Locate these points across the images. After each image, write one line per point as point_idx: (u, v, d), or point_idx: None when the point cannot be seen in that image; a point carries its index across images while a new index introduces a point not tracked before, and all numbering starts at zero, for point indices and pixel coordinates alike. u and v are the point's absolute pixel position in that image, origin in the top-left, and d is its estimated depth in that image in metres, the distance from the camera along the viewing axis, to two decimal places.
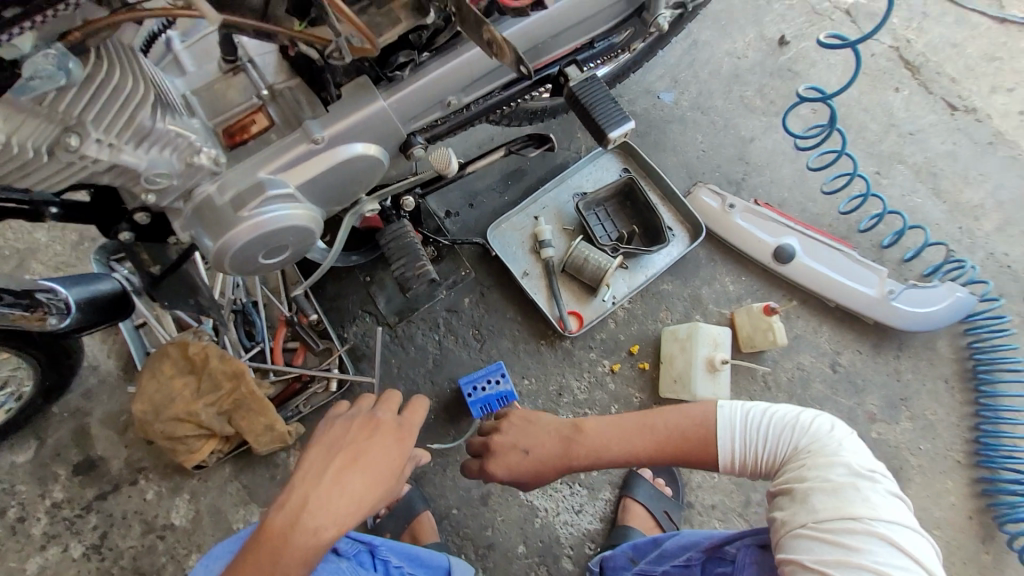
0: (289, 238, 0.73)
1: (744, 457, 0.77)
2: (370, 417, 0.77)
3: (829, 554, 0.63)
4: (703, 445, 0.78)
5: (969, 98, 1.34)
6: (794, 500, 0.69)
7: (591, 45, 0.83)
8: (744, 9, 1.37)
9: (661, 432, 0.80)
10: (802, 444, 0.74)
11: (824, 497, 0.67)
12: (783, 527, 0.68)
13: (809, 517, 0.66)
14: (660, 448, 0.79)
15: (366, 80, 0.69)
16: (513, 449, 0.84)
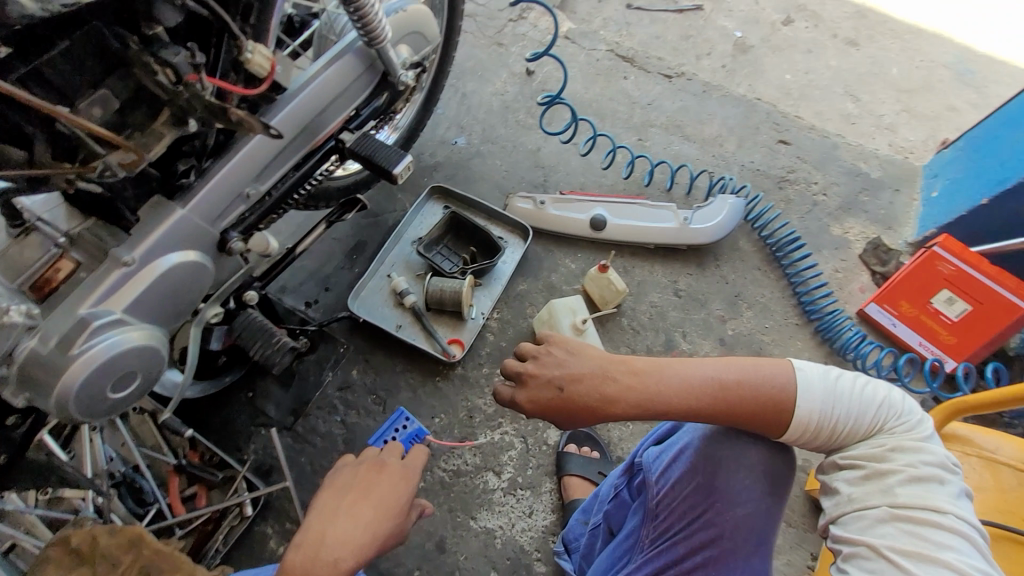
0: (132, 363, 0.76)
1: (816, 432, 0.66)
2: (376, 461, 0.76)
3: (904, 548, 0.57)
4: (776, 408, 0.66)
5: (677, 68, 1.75)
6: (864, 479, 0.63)
7: (358, 114, 0.99)
8: (491, 61, 1.69)
9: (732, 393, 0.67)
10: (892, 433, 0.65)
11: (903, 484, 0.60)
12: (840, 509, 0.63)
13: (883, 498, 0.60)
14: (723, 408, 0.68)
15: (160, 198, 0.77)
16: (551, 383, 0.73)
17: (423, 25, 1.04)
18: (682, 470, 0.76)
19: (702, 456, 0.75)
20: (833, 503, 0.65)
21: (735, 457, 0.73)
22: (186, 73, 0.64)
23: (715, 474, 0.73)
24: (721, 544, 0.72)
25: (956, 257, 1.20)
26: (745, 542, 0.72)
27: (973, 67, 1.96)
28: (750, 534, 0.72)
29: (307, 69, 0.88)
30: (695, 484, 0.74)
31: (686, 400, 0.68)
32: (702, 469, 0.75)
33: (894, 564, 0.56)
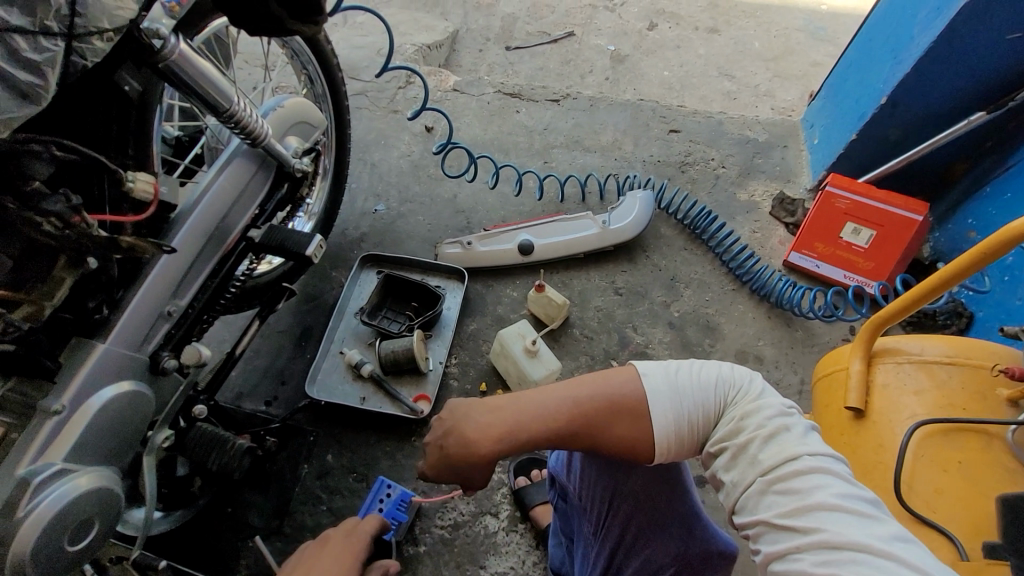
0: (85, 510, 0.75)
1: (680, 432, 0.63)
2: (322, 537, 0.76)
3: (788, 509, 0.54)
4: (636, 418, 0.63)
5: (562, 90, 1.88)
6: (734, 459, 0.60)
7: (263, 211, 1.04)
8: (390, 128, 1.79)
9: (591, 411, 0.64)
10: (736, 402, 0.63)
11: (763, 447, 0.58)
12: (730, 499, 0.59)
13: (754, 470, 0.57)
14: (586, 430, 0.64)
15: (78, 339, 0.78)
16: (434, 442, 0.69)
17: (307, 114, 1.11)
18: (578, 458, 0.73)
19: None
20: (725, 495, 0.60)
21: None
22: (71, 217, 0.66)
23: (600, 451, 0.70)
24: (640, 506, 0.67)
25: (847, 190, 1.32)
26: (663, 494, 0.67)
27: (822, 24, 2.19)
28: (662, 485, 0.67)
29: (199, 182, 0.92)
30: (593, 466, 0.71)
31: (553, 426, 0.64)
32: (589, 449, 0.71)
33: (784, 528, 0.53)
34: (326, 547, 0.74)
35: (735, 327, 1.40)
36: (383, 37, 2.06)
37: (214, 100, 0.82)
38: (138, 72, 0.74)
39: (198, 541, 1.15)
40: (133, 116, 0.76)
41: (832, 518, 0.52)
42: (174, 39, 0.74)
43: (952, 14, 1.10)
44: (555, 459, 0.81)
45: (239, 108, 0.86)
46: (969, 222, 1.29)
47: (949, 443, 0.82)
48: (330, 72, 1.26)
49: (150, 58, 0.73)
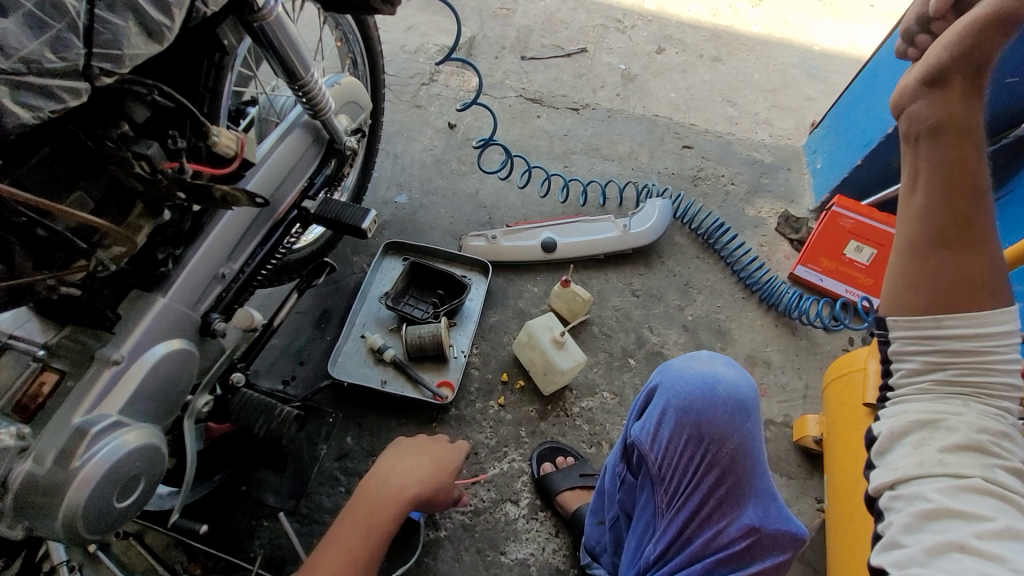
0: (135, 467, 0.73)
1: (984, 329, 0.55)
2: (428, 440, 0.99)
3: (984, 519, 0.48)
4: (985, 282, 0.57)
5: (581, 100, 1.95)
6: (960, 449, 0.52)
7: (311, 183, 1.04)
8: (413, 121, 1.81)
9: (975, 240, 0.58)
10: (1011, 411, 0.55)
11: (1001, 467, 0.51)
12: (917, 468, 0.53)
13: (979, 471, 0.50)
14: (956, 231, 0.58)
15: (138, 292, 0.77)
16: (973, 68, 0.60)
17: (357, 95, 1.12)
18: (669, 429, 0.74)
19: (681, 408, 0.74)
20: (909, 460, 0.54)
21: (708, 399, 0.73)
22: (161, 162, 0.66)
23: (700, 422, 0.72)
24: (727, 479, 0.71)
25: (851, 212, 1.41)
26: (747, 470, 0.72)
27: (815, 63, 2.21)
28: (748, 461, 0.72)
29: (260, 147, 0.92)
30: (687, 436, 0.73)
31: (960, 204, 0.59)
32: (686, 420, 0.73)
33: (966, 524, 0.48)
34: (435, 444, 0.99)
35: (744, 332, 1.47)
36: (406, 34, 2.07)
37: (293, 66, 0.84)
38: (233, 27, 0.76)
39: (211, 518, 1.13)
40: (212, 73, 0.76)
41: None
42: (274, 2, 0.76)
43: None
44: (631, 429, 0.81)
45: (313, 78, 0.88)
46: None
47: None
48: (374, 57, 1.28)
49: (248, 16, 0.74)
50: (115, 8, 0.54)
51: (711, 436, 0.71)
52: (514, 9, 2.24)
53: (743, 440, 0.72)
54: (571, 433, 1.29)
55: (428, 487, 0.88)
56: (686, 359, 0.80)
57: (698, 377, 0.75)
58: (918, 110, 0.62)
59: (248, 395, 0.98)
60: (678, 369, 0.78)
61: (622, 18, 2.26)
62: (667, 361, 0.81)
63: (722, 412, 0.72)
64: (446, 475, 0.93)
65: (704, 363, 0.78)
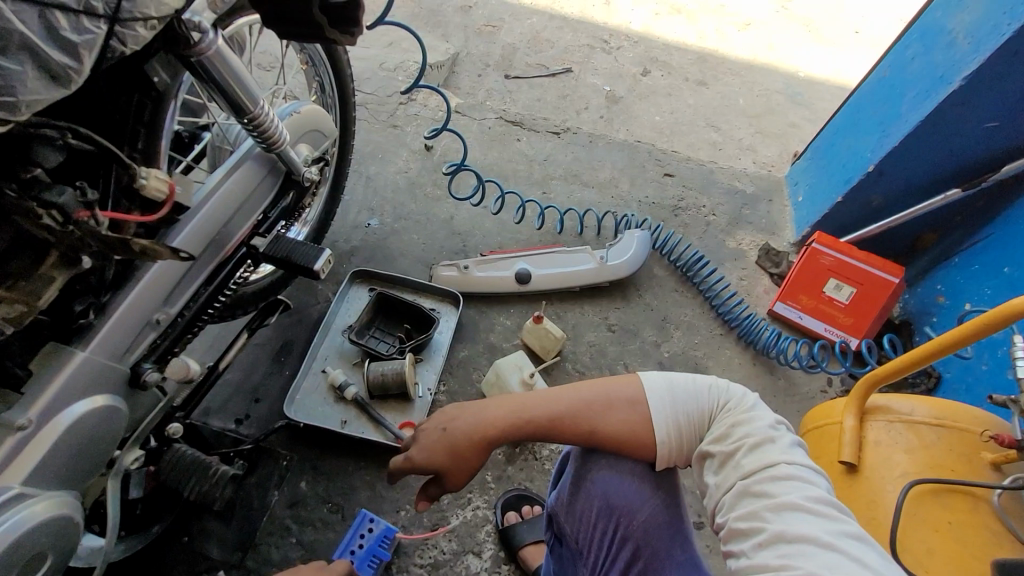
0: (41, 541, 0.67)
1: (660, 428, 0.64)
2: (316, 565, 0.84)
3: (758, 512, 0.54)
4: (630, 417, 0.65)
5: (563, 124, 1.91)
6: (720, 463, 0.60)
7: (266, 217, 0.97)
8: (389, 142, 1.75)
9: (592, 404, 0.67)
10: (729, 406, 0.64)
11: (747, 453, 0.58)
12: (710, 501, 0.60)
13: (735, 473, 0.58)
14: (584, 430, 0.66)
15: (55, 344, 0.70)
16: (434, 426, 0.73)
17: (320, 123, 1.06)
18: (581, 500, 0.70)
19: (589, 479, 0.69)
20: (706, 498, 0.61)
21: (614, 467, 0.68)
22: (75, 211, 0.60)
23: (606, 493, 0.67)
24: (643, 553, 0.65)
25: (831, 249, 1.38)
26: (664, 541, 0.65)
27: (799, 89, 2.20)
28: (664, 529, 0.65)
29: (205, 183, 0.85)
30: (596, 508, 0.68)
31: (560, 421, 0.67)
32: (595, 490, 0.69)
33: (751, 522, 0.54)
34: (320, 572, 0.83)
35: (722, 371, 1.43)
36: (385, 50, 2.02)
37: (238, 99, 0.79)
38: (167, 63, 0.72)
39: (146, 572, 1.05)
40: (148, 106, 0.72)
41: (800, 521, 0.51)
42: (213, 35, 0.72)
43: (940, 98, 1.20)
44: (550, 500, 0.78)
45: (262, 111, 0.82)
46: (938, 287, 1.38)
47: (939, 505, 0.82)
48: (342, 82, 1.22)
49: (183, 50, 0.71)
50: (6, 51, 0.49)
51: (619, 507, 0.66)
52: (499, 26, 2.20)
53: (657, 509, 0.66)
54: (539, 478, 1.23)
55: None
56: None
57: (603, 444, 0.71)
58: (454, 480, 0.73)
59: (180, 451, 0.91)
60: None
61: (608, 38, 2.23)
62: None
63: (629, 482, 0.67)
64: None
65: None
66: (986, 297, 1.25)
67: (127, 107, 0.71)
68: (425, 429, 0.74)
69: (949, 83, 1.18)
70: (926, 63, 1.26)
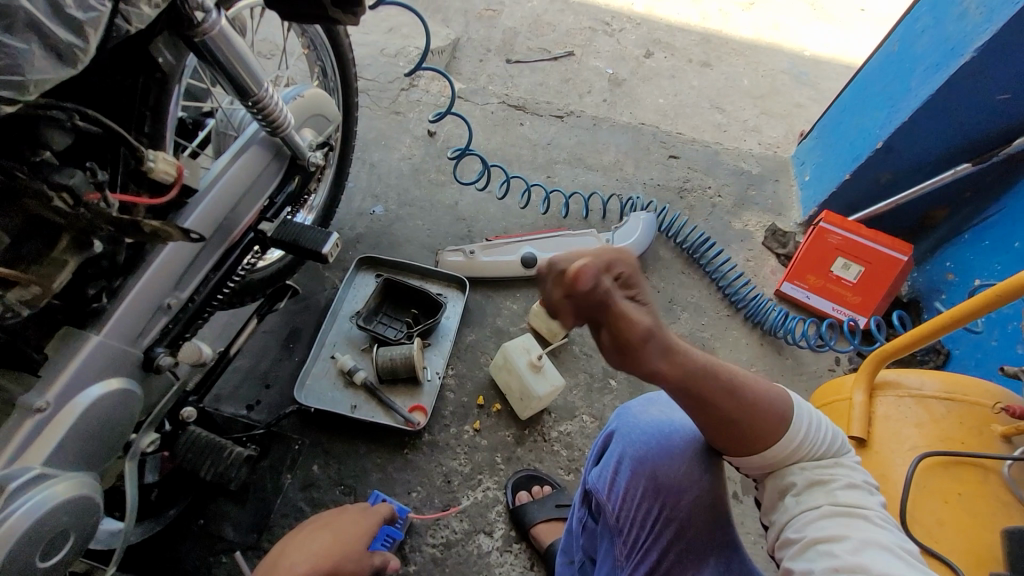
0: (64, 521, 0.68)
1: (793, 436, 0.62)
2: (338, 510, 0.96)
3: (845, 541, 0.55)
4: (780, 415, 0.62)
5: (567, 107, 1.90)
6: (808, 486, 0.61)
7: (272, 202, 0.96)
8: (391, 128, 1.75)
9: (756, 387, 0.62)
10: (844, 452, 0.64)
11: (843, 487, 0.60)
12: (785, 515, 0.61)
13: (825, 498, 0.59)
14: (737, 409, 0.61)
15: (69, 328, 0.71)
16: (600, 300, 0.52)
17: (323, 107, 1.05)
18: (626, 479, 0.71)
19: (636, 458, 0.71)
20: (781, 512, 0.62)
21: (663, 449, 0.70)
22: (85, 192, 0.61)
23: (655, 473, 0.69)
24: (687, 535, 0.67)
25: (839, 228, 1.37)
26: (709, 524, 0.67)
27: (804, 69, 2.16)
28: (710, 513, 0.68)
29: (211, 168, 0.84)
30: (643, 488, 0.69)
31: (732, 388, 0.61)
32: (642, 470, 0.70)
33: (834, 547, 0.55)
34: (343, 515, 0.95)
35: (730, 352, 1.43)
36: (386, 36, 2.00)
37: (245, 83, 0.79)
38: (171, 43, 0.72)
39: (164, 556, 1.07)
40: (153, 89, 0.73)
41: (886, 557, 0.53)
42: (215, 14, 0.72)
43: (950, 71, 1.19)
44: (589, 475, 0.79)
45: (267, 94, 0.83)
46: (948, 265, 1.37)
47: (949, 477, 0.82)
48: (345, 66, 1.21)
49: (187, 31, 0.71)
50: (14, 30, 0.49)
51: (668, 488, 0.68)
52: (499, 10, 2.17)
53: (704, 493, 0.68)
54: (548, 459, 1.24)
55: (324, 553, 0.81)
56: (645, 402, 0.78)
57: (653, 426, 0.73)
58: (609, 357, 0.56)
59: (196, 433, 0.93)
60: (634, 416, 0.75)
61: (610, 20, 2.21)
62: (626, 404, 0.78)
63: (679, 464, 0.69)
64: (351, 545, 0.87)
65: (663, 409, 0.75)
66: (995, 272, 1.24)
67: (131, 89, 0.71)
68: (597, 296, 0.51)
69: (960, 55, 1.17)
70: (937, 35, 1.24)
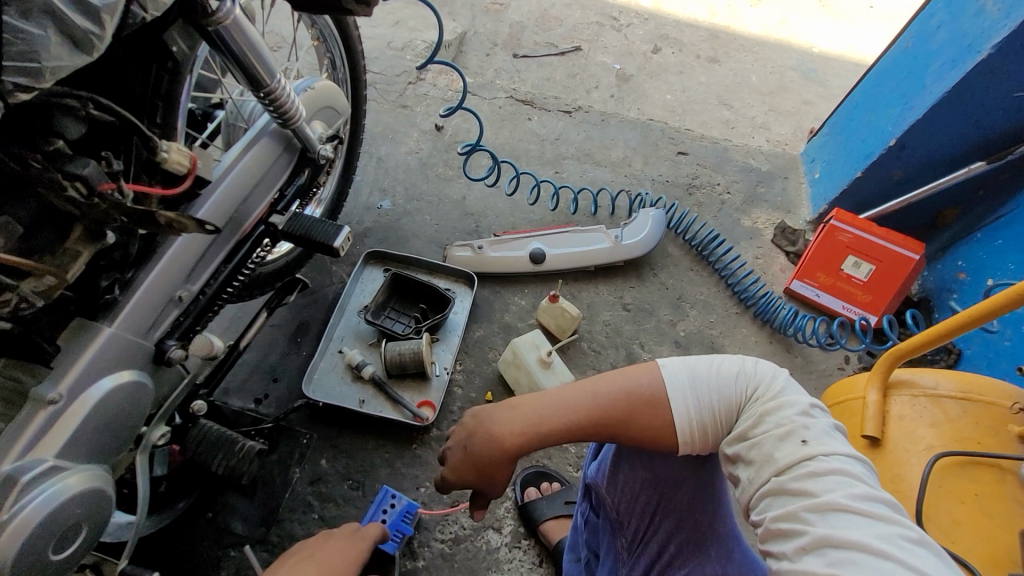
0: (75, 513, 0.68)
1: (678, 418, 0.63)
2: (327, 533, 0.90)
3: (799, 515, 0.52)
4: (646, 407, 0.64)
5: (575, 103, 1.88)
6: (750, 456, 0.59)
7: (282, 195, 0.96)
8: (399, 122, 1.74)
9: (606, 392, 0.67)
10: (760, 401, 0.62)
11: (780, 446, 0.57)
12: (745, 495, 0.58)
13: (768, 469, 0.57)
14: (594, 426, 0.66)
15: (81, 320, 0.70)
16: (458, 445, 0.75)
17: (334, 100, 1.04)
18: (624, 471, 0.71)
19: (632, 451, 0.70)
20: (739, 492, 0.60)
21: None
22: (100, 182, 0.60)
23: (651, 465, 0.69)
24: (687, 526, 0.67)
25: (850, 225, 1.36)
26: (708, 516, 0.66)
27: (814, 66, 2.15)
28: (709, 504, 0.67)
29: (223, 159, 0.83)
30: (641, 480, 0.69)
31: (583, 409, 0.67)
32: (638, 462, 0.70)
33: (791, 524, 0.52)
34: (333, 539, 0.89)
35: (740, 350, 1.42)
36: (392, 29, 1.98)
37: (257, 73, 0.78)
38: (185, 32, 0.71)
39: (174, 549, 1.07)
40: (166, 79, 0.72)
41: (841, 519, 0.50)
42: (230, 3, 0.71)
43: (966, 68, 1.18)
44: (589, 470, 0.79)
45: (279, 85, 0.82)
46: (959, 263, 1.36)
47: (964, 477, 0.82)
48: (354, 58, 1.20)
49: (200, 21, 0.70)
50: (31, 15, 0.49)
51: (664, 480, 0.68)
52: (506, 4, 2.15)
53: (701, 484, 0.67)
54: (557, 455, 1.24)
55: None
56: None
57: None
58: (492, 489, 0.74)
59: (206, 427, 0.93)
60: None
61: (618, 15, 2.19)
62: None
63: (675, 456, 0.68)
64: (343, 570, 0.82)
65: None
66: (1010, 271, 1.23)
67: (145, 79, 0.71)
68: (453, 448, 0.76)
69: (977, 52, 1.16)
70: (953, 31, 1.22)
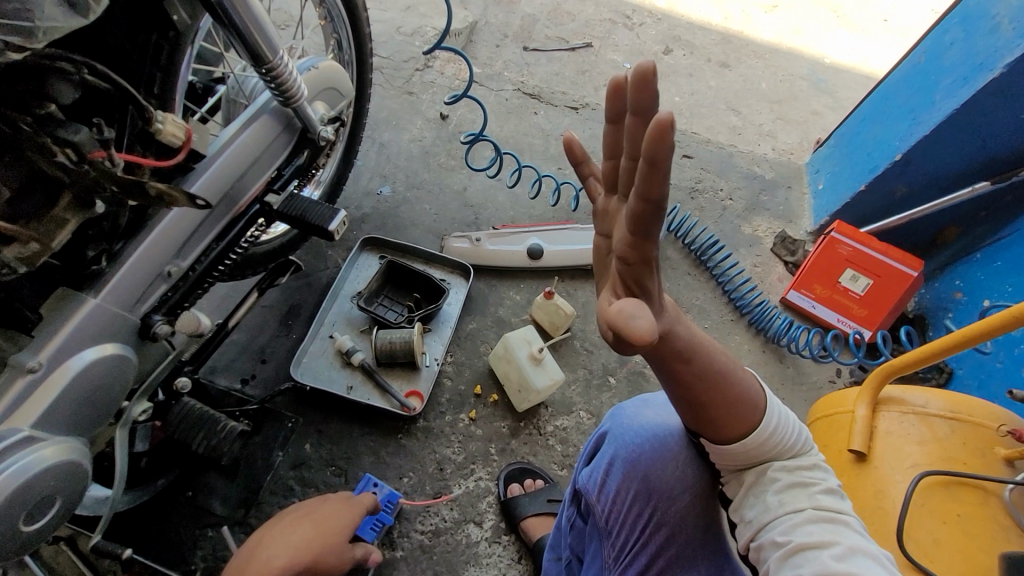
0: (51, 484, 0.67)
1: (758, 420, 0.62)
2: (320, 498, 0.88)
3: (832, 548, 0.55)
4: (749, 404, 0.62)
5: (582, 99, 1.87)
6: (789, 487, 0.60)
7: (280, 174, 0.94)
8: (403, 109, 1.72)
9: (732, 372, 0.62)
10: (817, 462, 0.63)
11: (822, 492, 0.60)
12: (766, 515, 0.60)
13: (807, 501, 0.59)
14: (702, 385, 0.61)
15: (65, 289, 0.69)
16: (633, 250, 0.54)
17: (338, 81, 1.03)
18: (617, 481, 0.71)
19: (629, 461, 0.70)
20: (759, 510, 0.61)
21: (657, 453, 0.69)
22: (90, 150, 0.59)
23: (647, 476, 0.69)
24: (677, 540, 0.67)
25: (850, 239, 1.35)
26: (700, 531, 0.67)
27: (824, 76, 2.13)
28: (700, 518, 0.67)
29: (220, 135, 0.82)
30: (635, 490, 0.69)
31: (711, 362, 0.62)
32: (634, 473, 0.69)
33: (823, 553, 0.55)
34: (326, 502, 0.87)
35: (732, 357, 1.41)
36: (403, 14, 1.96)
37: (258, 49, 0.77)
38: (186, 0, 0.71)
39: (152, 526, 1.06)
40: (165, 48, 0.71)
41: (867, 564, 0.54)
42: None
43: (978, 86, 1.17)
44: (580, 475, 0.78)
45: (281, 62, 0.80)
46: (956, 283, 1.36)
47: (948, 497, 0.81)
48: (361, 40, 1.18)
49: None
50: None
51: (658, 493, 0.68)
52: None
53: (695, 498, 0.67)
54: (543, 453, 1.23)
55: (299, 557, 0.72)
56: (640, 404, 0.77)
57: (648, 429, 0.72)
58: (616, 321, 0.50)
59: (190, 404, 0.92)
60: (628, 417, 0.75)
61: (632, 14, 2.17)
62: (621, 406, 0.78)
63: (670, 470, 0.68)
64: (335, 537, 0.80)
65: (657, 411, 0.75)
66: (1006, 294, 1.22)
67: (144, 46, 0.69)
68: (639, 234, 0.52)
69: (989, 70, 1.15)
70: (967, 48, 1.21)
